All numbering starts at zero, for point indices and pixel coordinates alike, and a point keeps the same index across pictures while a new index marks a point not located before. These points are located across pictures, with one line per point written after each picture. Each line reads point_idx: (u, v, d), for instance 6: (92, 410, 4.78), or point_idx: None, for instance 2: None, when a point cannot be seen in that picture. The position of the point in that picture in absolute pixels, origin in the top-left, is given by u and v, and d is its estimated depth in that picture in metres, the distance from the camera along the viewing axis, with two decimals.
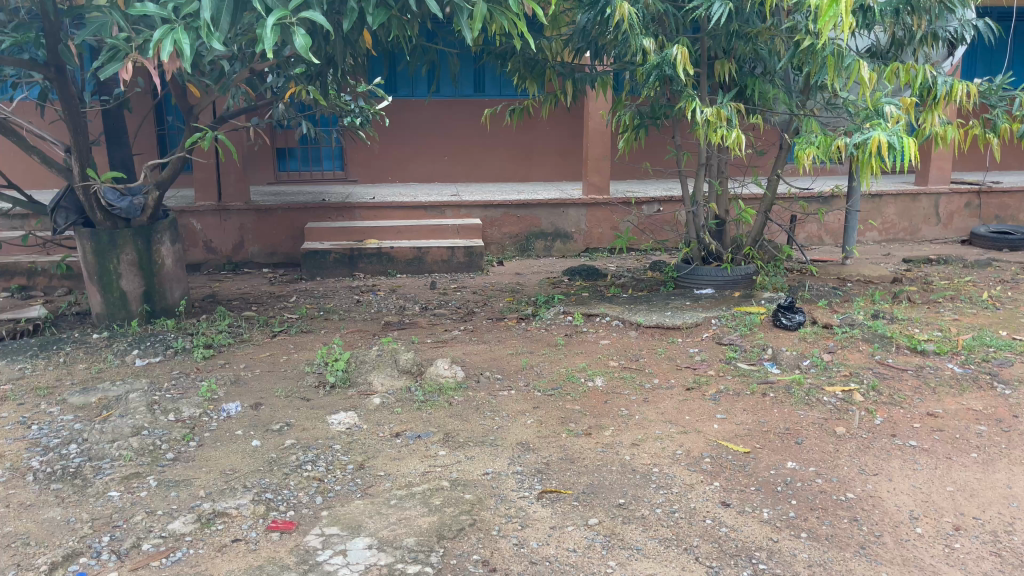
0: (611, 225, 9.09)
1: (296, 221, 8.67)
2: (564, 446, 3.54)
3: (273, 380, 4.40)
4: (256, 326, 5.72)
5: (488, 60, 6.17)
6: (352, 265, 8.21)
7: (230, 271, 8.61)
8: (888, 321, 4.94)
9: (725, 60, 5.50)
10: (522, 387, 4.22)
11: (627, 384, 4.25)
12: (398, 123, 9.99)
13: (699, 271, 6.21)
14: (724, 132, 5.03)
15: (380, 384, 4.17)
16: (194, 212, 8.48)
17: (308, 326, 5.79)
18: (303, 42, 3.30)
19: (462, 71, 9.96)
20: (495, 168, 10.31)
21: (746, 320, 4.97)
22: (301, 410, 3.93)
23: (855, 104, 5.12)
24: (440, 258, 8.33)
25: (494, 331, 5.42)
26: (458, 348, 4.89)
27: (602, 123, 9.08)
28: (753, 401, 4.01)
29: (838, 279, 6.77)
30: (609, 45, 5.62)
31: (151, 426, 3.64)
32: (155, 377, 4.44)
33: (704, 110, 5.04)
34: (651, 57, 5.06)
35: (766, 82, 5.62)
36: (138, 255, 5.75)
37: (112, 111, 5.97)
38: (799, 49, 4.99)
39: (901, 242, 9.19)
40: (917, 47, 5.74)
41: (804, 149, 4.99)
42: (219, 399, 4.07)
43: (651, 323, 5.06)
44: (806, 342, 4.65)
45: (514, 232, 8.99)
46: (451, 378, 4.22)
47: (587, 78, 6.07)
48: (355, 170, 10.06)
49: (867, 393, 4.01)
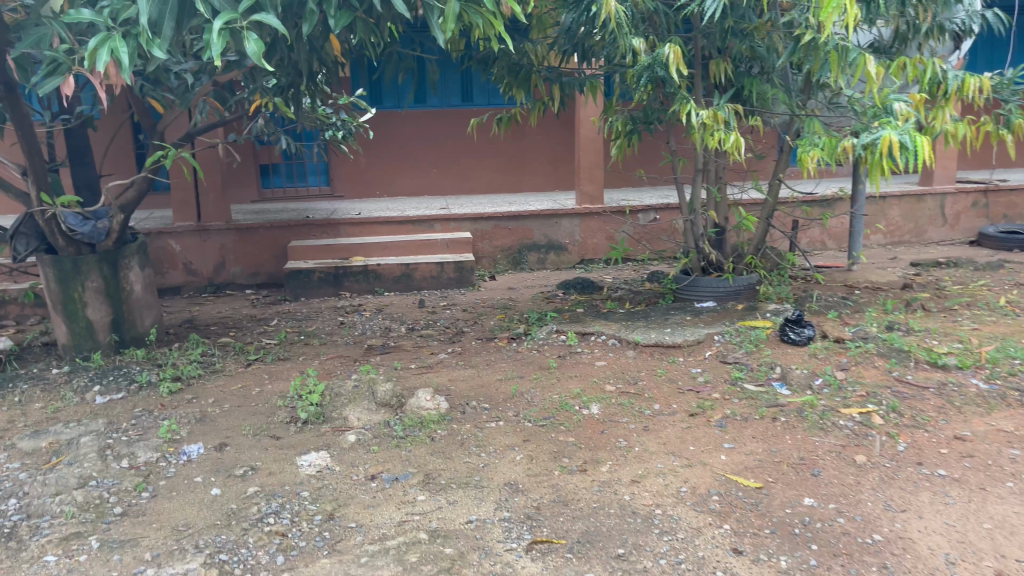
0: (606, 235, 8.78)
1: (279, 239, 8.37)
2: (556, 486, 3.20)
3: (242, 416, 4.06)
4: (230, 355, 5.38)
5: (470, 65, 5.86)
6: (338, 284, 7.87)
7: (211, 293, 8.27)
8: (903, 333, 4.58)
9: (720, 60, 5.25)
10: (512, 418, 3.88)
11: (625, 412, 3.91)
12: (384, 136, 9.69)
13: (699, 283, 5.88)
14: (722, 135, 4.68)
15: (356, 419, 3.83)
16: (172, 233, 8.15)
17: (286, 353, 5.45)
18: (254, 48, 3.02)
19: (449, 80, 9.67)
20: (486, 180, 10.02)
21: (752, 336, 4.63)
22: (269, 451, 3.58)
23: (860, 103, 4.80)
24: (429, 274, 8.00)
25: (484, 354, 5.08)
26: (444, 375, 4.55)
27: (593, 130, 8.77)
28: (762, 427, 3.67)
29: (846, 286, 6.45)
30: (597, 46, 5.29)
31: (100, 477, 3.29)
32: (115, 416, 4.10)
33: (700, 113, 4.72)
34: (642, 58, 4.73)
35: (763, 82, 5.31)
36: (105, 282, 5.42)
37: (75, 130, 5.65)
38: (799, 45, 4.68)
39: (908, 246, 8.86)
40: (924, 40, 5.48)
41: (807, 152, 4.67)
42: (181, 441, 3.73)
43: (650, 342, 4.70)
44: (817, 359, 4.29)
45: (506, 245, 8.67)
46: (434, 410, 3.87)
47: (575, 81, 5.77)
48: (341, 185, 9.75)
49: (887, 415, 3.67)
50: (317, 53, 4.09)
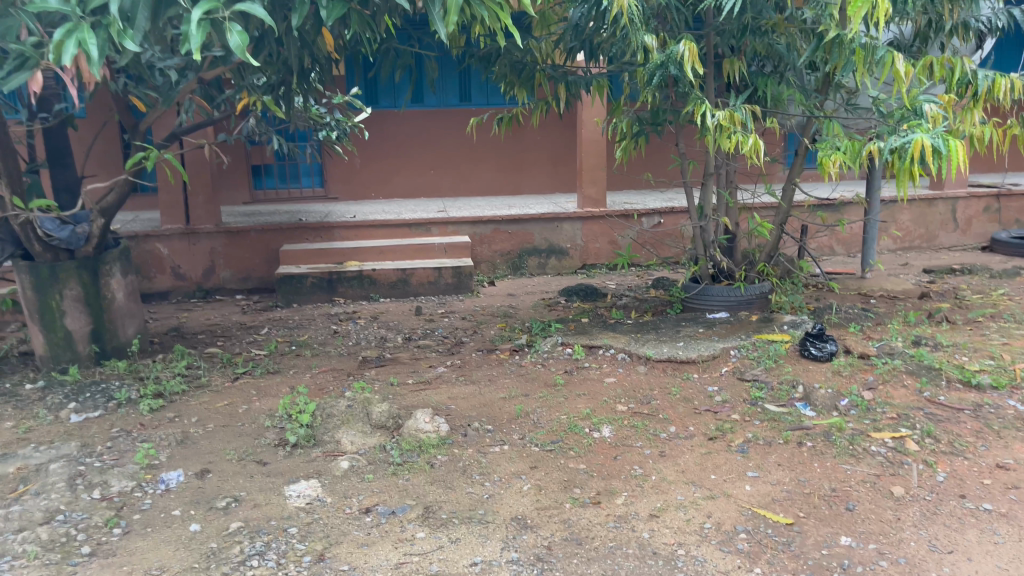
0: (609, 239, 8.53)
1: (271, 243, 8.08)
2: (569, 522, 2.93)
3: (226, 438, 3.78)
4: (217, 367, 5.09)
5: (470, 63, 5.57)
6: (331, 290, 7.59)
7: (200, 299, 7.99)
8: (931, 349, 4.32)
9: (735, 58, 4.93)
10: (517, 442, 3.60)
11: (639, 435, 3.64)
12: (381, 136, 9.40)
13: (711, 292, 5.62)
14: (740, 137, 4.40)
15: (350, 443, 3.55)
16: (160, 237, 7.86)
17: (277, 365, 5.17)
18: (238, 41, 2.75)
19: (446, 78, 9.38)
20: (485, 181, 9.75)
21: (770, 351, 4.36)
22: (255, 479, 3.30)
23: (884, 105, 4.54)
24: (426, 280, 7.72)
25: (485, 367, 4.80)
26: (443, 393, 4.26)
27: (597, 131, 8.49)
28: (788, 453, 3.40)
29: (861, 296, 6.20)
30: (606, 44, 5.00)
31: (68, 511, 3.02)
32: (90, 438, 3.82)
33: (717, 113, 4.43)
34: (654, 56, 4.43)
35: (779, 82, 5.05)
36: (84, 289, 5.13)
37: (54, 129, 5.33)
38: (823, 42, 4.40)
39: (918, 251, 8.63)
40: (946, 39, 5.23)
41: (829, 155, 4.41)
42: (160, 467, 3.45)
43: (662, 357, 4.42)
44: (841, 377, 4.03)
45: (505, 249, 8.40)
46: (433, 433, 3.59)
47: (581, 80, 5.48)
48: (336, 187, 9.46)
49: (923, 441, 3.40)
50: (309, 48, 3.81)
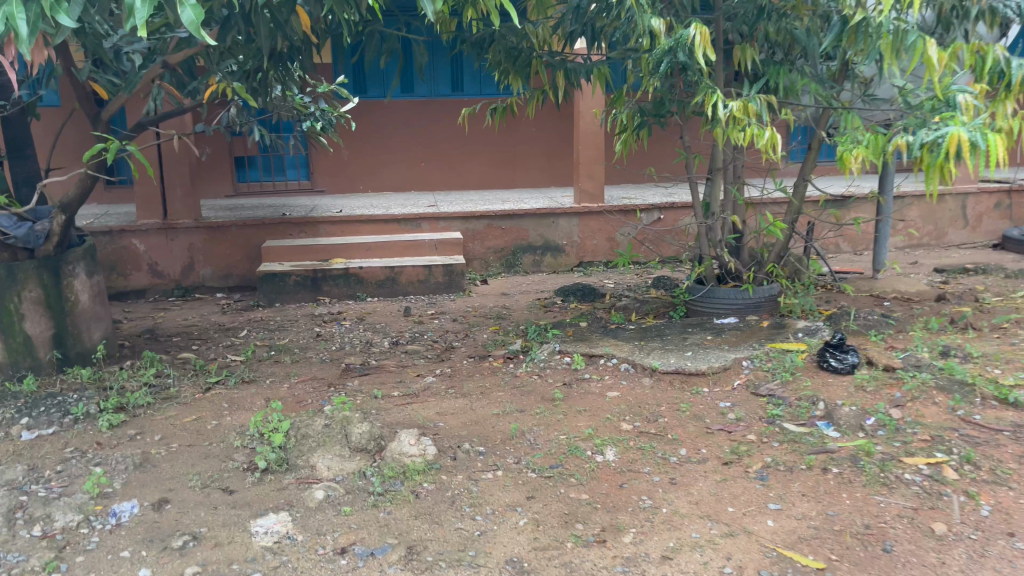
0: (607, 236, 8.19)
1: (253, 239, 7.71)
2: (571, 565, 2.59)
3: (191, 459, 3.42)
4: (188, 376, 4.72)
5: (462, 50, 5.19)
6: (316, 288, 7.22)
7: (179, 297, 7.61)
8: (961, 361, 3.99)
9: (747, 44, 4.58)
10: (512, 467, 3.26)
11: (646, 458, 3.30)
12: (369, 127, 9.01)
13: (717, 295, 5.27)
14: (754, 130, 4.01)
15: (326, 469, 3.20)
16: (136, 232, 7.47)
17: (253, 373, 4.80)
18: (191, 15, 2.38)
19: (437, 67, 8.99)
20: (477, 175, 9.39)
21: (786, 362, 4.03)
22: (218, 512, 2.95)
23: (912, 95, 4.19)
24: (415, 278, 7.36)
25: (476, 378, 4.45)
26: (431, 408, 3.91)
27: (595, 124, 8.12)
28: (812, 481, 3.07)
29: (875, 299, 5.87)
30: (609, 28, 4.63)
31: (3, 553, 2.69)
32: (40, 459, 3.46)
33: (729, 104, 4.05)
34: (662, 40, 4.01)
35: (792, 72, 4.70)
36: (46, 292, 4.73)
37: (13, 118, 4.90)
38: (847, 27, 4.05)
39: (926, 249, 8.32)
40: (971, 25, 4.89)
41: (850, 150, 4.07)
42: (113, 497, 3.09)
43: (669, 368, 4.06)
44: (865, 393, 3.70)
45: (499, 246, 8.04)
46: (419, 458, 3.25)
47: (581, 68, 5.09)
48: (323, 180, 9.09)
49: (962, 469, 3.08)
50: (280, 32, 3.42)
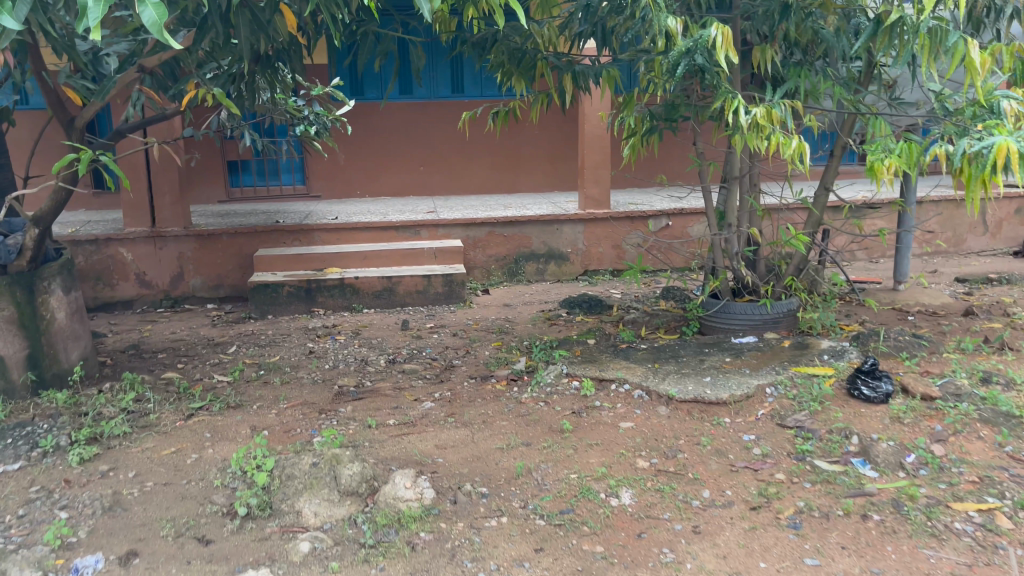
0: (612, 243, 7.89)
1: (245, 247, 7.41)
2: None
3: (165, 501, 3.11)
4: (170, 400, 4.41)
5: (462, 51, 4.88)
6: (310, 300, 6.92)
7: (168, 308, 7.32)
8: (1004, 388, 3.68)
9: (766, 45, 4.26)
10: (518, 512, 2.95)
11: (666, 502, 3.00)
12: (366, 130, 8.72)
13: (733, 310, 4.97)
14: (780, 138, 3.68)
15: (313, 515, 2.90)
16: (124, 240, 7.18)
17: (240, 397, 4.49)
18: (153, 15, 2.07)
19: (436, 68, 8.69)
20: (478, 179, 9.10)
21: (813, 390, 3.73)
22: (192, 567, 2.65)
23: (948, 100, 3.87)
24: (414, 288, 7.05)
25: (478, 404, 4.14)
26: (429, 440, 3.61)
27: (600, 127, 7.83)
28: (852, 530, 2.77)
29: (899, 314, 5.57)
30: (621, 27, 4.34)
31: None
32: (1, 501, 3.16)
33: (751, 110, 3.72)
34: (678, 42, 3.70)
35: (815, 74, 4.40)
36: (19, 310, 4.42)
37: None
38: (880, 27, 3.74)
39: (944, 257, 8.01)
40: (1006, 24, 4.59)
41: (881, 159, 3.77)
42: (76, 548, 2.80)
43: (687, 397, 3.76)
44: (902, 425, 3.40)
45: (501, 254, 7.74)
46: (415, 503, 2.95)
47: (590, 70, 4.71)
48: (318, 184, 8.80)
49: (1016, 516, 2.78)
50: (264, 34, 3.11)
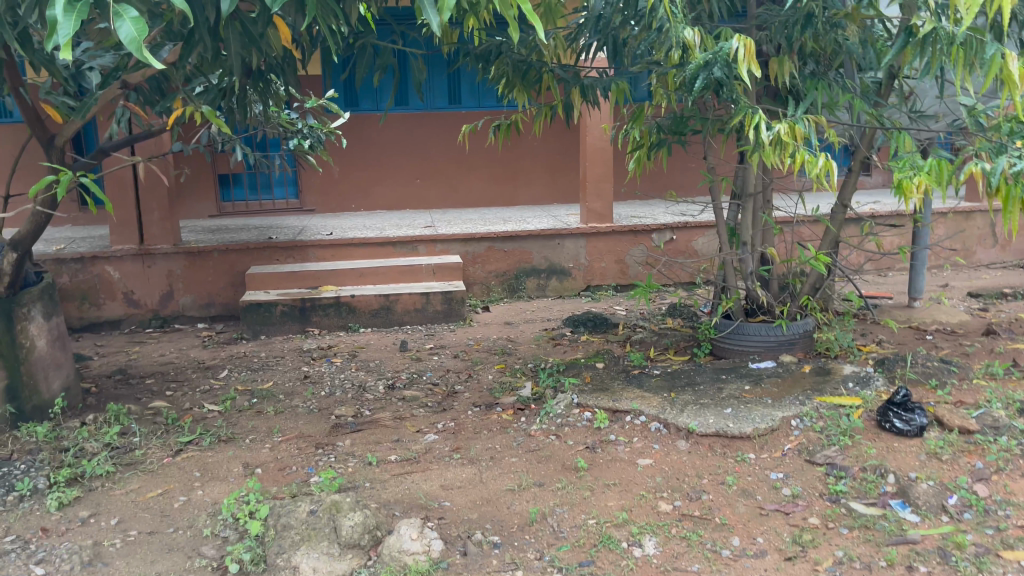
0: (615, 258, 7.67)
1: (236, 264, 7.16)
2: None
3: (150, 554, 2.87)
4: (157, 434, 4.16)
5: (464, 63, 4.65)
6: (304, 319, 6.68)
7: (157, 327, 7.07)
8: None
9: (785, 56, 4.05)
10: (534, 564, 2.72)
11: (694, 551, 2.77)
12: (362, 142, 8.50)
13: (748, 332, 4.74)
14: (805, 156, 3.47)
15: (310, 572, 2.66)
16: (110, 258, 6.93)
17: (231, 430, 4.25)
18: (130, 30, 1.85)
19: (433, 79, 8.48)
20: (476, 192, 8.88)
21: (841, 422, 3.52)
22: None
23: (981, 114, 3.73)
24: (412, 306, 6.82)
25: (484, 436, 3.91)
26: (433, 480, 3.37)
27: (603, 139, 7.62)
28: None
29: (917, 333, 5.37)
30: (633, 38, 4.13)
31: None
32: None
33: (773, 126, 3.51)
34: (697, 54, 3.50)
35: (834, 87, 4.21)
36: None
37: None
38: (911, 39, 3.54)
39: (954, 269, 7.83)
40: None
41: (909, 177, 3.56)
42: None
43: (708, 431, 3.54)
44: (941, 463, 3.19)
45: (501, 269, 7.52)
46: (422, 557, 2.72)
47: (599, 82, 4.47)
48: (313, 198, 8.57)
49: None
50: (256, 47, 2.86)
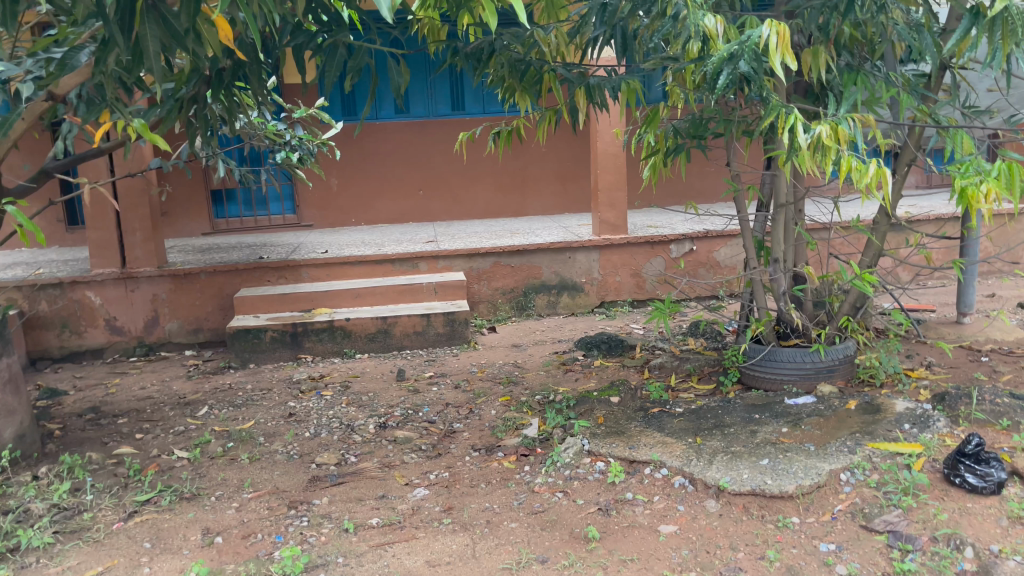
0: (631, 271, 7.14)
1: (224, 287, 6.69)
2: None
3: None
4: (113, 490, 3.67)
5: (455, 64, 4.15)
6: (296, 345, 6.19)
7: (142, 355, 6.62)
8: None
9: (821, 46, 3.49)
10: None
11: None
12: (361, 153, 8.05)
13: (781, 359, 4.18)
14: (854, 161, 2.92)
15: None
16: (91, 283, 6.49)
17: (198, 484, 3.75)
18: None
19: (434, 83, 8.04)
20: (482, 203, 8.39)
21: (903, 478, 2.97)
22: None
23: None
24: (412, 329, 6.32)
25: (481, 492, 3.39)
26: (418, 554, 2.85)
27: (615, 144, 7.09)
28: None
29: (973, 356, 4.78)
30: (646, 29, 3.62)
31: None
32: None
33: (813, 127, 2.97)
34: (722, 46, 2.96)
35: (878, 80, 3.68)
36: None
37: None
38: (981, 20, 2.98)
39: (1001, 279, 7.20)
40: None
41: (975, 182, 2.98)
42: None
43: (743, 489, 2.99)
44: None
45: (508, 286, 6.99)
46: None
47: (607, 82, 3.90)
48: (310, 213, 8.12)
49: None
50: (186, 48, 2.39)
